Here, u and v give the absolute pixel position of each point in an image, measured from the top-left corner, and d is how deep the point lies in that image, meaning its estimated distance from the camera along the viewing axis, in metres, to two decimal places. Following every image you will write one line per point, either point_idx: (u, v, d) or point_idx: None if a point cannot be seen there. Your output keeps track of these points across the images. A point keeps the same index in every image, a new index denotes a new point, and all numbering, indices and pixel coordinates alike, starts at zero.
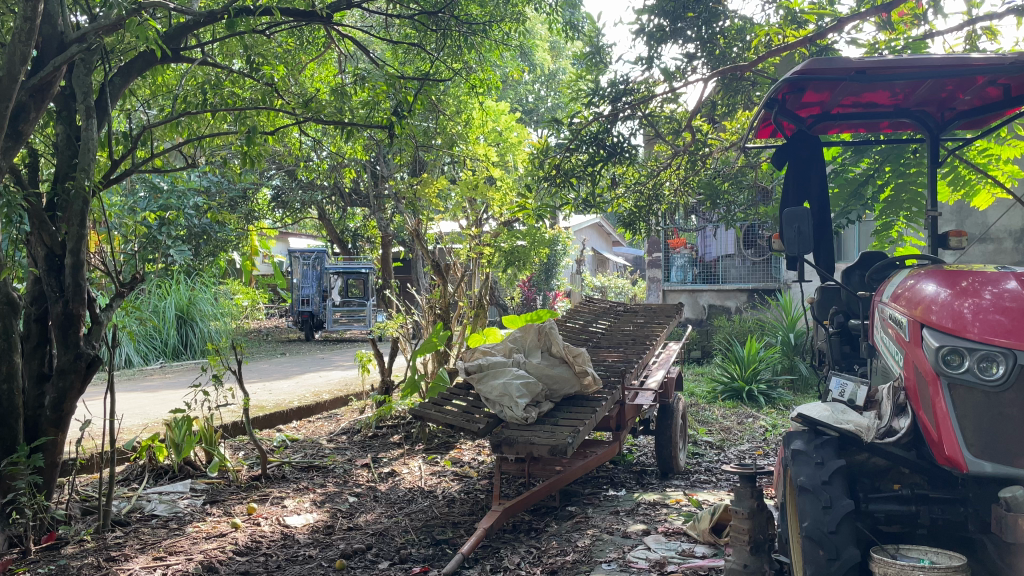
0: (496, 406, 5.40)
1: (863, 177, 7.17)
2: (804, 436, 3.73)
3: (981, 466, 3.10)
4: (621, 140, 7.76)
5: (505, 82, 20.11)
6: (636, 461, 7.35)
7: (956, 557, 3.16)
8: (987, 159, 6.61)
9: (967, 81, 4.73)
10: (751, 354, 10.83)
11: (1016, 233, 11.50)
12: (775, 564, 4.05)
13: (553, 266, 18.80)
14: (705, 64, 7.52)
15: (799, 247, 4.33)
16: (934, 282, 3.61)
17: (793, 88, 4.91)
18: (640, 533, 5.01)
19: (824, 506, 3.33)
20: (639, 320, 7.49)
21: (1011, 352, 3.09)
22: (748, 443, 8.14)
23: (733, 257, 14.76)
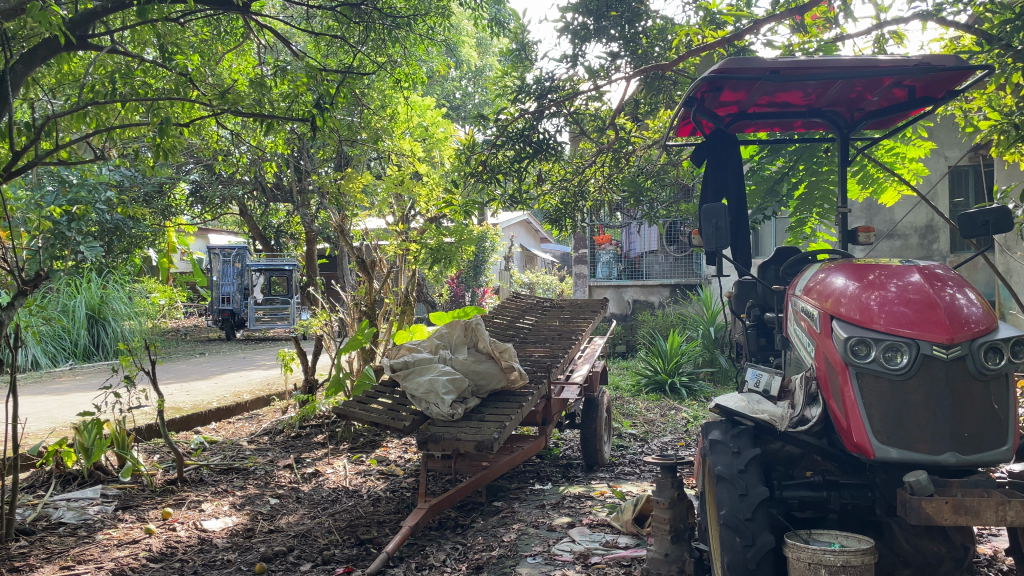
0: (422, 404, 5.32)
1: (778, 176, 7.40)
2: (721, 427, 3.82)
3: (886, 451, 3.23)
4: (547, 138, 7.79)
5: (431, 78, 20.00)
6: (562, 455, 7.42)
7: (864, 540, 3.28)
8: (894, 158, 6.90)
9: (875, 82, 4.94)
10: (673, 348, 11.08)
11: (920, 230, 12.09)
12: (694, 552, 4.15)
13: (481, 263, 18.83)
14: (628, 62, 7.63)
15: (716, 242, 4.44)
16: (843, 275, 3.76)
17: (711, 88, 5.04)
18: (565, 526, 5.06)
19: (741, 494, 3.41)
20: (565, 316, 7.55)
21: (914, 342, 3.25)
22: (670, 435, 8.33)
23: (657, 253, 15.08)
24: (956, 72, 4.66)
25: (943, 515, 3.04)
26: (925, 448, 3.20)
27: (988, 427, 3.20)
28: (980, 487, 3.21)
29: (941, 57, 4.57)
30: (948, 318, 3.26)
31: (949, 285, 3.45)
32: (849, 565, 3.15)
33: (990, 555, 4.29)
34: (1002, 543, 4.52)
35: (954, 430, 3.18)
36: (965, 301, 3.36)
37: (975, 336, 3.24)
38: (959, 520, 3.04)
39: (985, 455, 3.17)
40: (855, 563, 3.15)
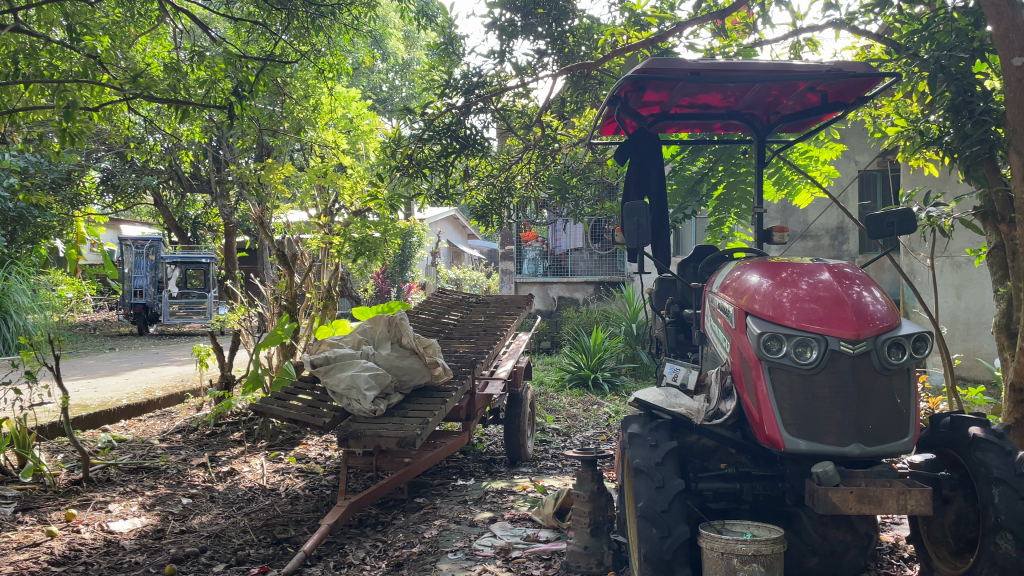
0: (343, 400, 5.23)
1: (698, 176, 7.55)
2: (640, 420, 3.88)
3: (796, 444, 3.34)
4: (474, 133, 7.73)
5: (358, 69, 19.68)
6: (486, 450, 7.43)
7: (774, 530, 3.39)
8: (808, 161, 7.14)
9: (790, 86, 5.10)
10: (596, 344, 11.24)
11: (832, 231, 12.58)
12: (613, 544, 4.22)
13: (407, 259, 18.67)
14: (555, 60, 7.66)
15: (638, 239, 4.50)
16: (757, 273, 3.87)
17: (635, 87, 5.10)
18: (487, 521, 5.07)
19: (658, 486, 3.47)
20: (490, 312, 7.55)
21: (823, 337, 3.37)
22: (592, 429, 8.43)
23: (582, 251, 15.25)
24: (866, 78, 4.86)
25: (848, 505, 3.17)
26: (832, 440, 3.32)
27: (890, 419, 3.34)
28: (882, 476, 3.36)
29: (852, 64, 4.76)
30: (854, 315, 3.40)
31: (856, 284, 3.59)
32: (760, 554, 3.24)
33: (891, 542, 4.49)
34: (902, 530, 4.74)
35: (859, 423, 3.31)
36: (871, 299, 3.51)
37: (880, 332, 3.38)
38: (863, 509, 3.17)
39: (886, 446, 3.31)
40: (766, 553, 3.24)
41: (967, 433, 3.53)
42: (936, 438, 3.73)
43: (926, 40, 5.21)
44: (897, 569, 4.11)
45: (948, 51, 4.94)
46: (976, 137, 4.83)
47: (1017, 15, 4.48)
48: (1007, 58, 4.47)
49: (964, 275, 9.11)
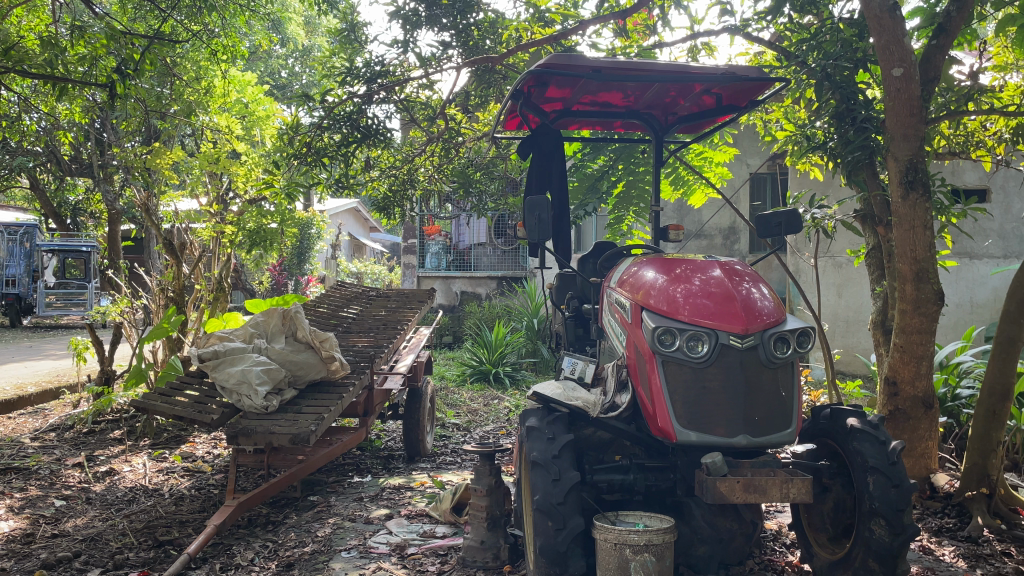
0: (232, 396, 5.02)
1: (599, 173, 7.65)
2: (538, 413, 3.89)
3: (686, 435, 3.42)
4: (376, 123, 7.55)
5: (256, 54, 19.00)
6: (384, 446, 7.31)
7: (665, 520, 3.46)
8: (703, 162, 7.36)
9: (687, 88, 5.23)
10: (498, 338, 11.28)
11: (725, 231, 13.05)
12: (510, 538, 4.22)
13: (306, 251, 18.17)
14: (459, 53, 7.59)
15: (539, 234, 4.51)
16: (653, 269, 3.95)
17: (538, 82, 5.11)
18: (383, 518, 4.98)
19: (554, 479, 3.48)
20: (390, 305, 7.41)
21: (714, 332, 3.46)
22: (492, 424, 8.44)
23: (485, 246, 15.27)
24: (757, 83, 5.04)
25: (735, 494, 3.27)
26: (721, 431, 3.41)
27: (775, 411, 3.47)
28: (767, 466, 3.48)
29: (745, 68, 4.92)
30: (743, 310, 3.51)
31: (745, 281, 3.72)
32: (651, 544, 3.31)
33: (775, 530, 4.68)
34: (784, 518, 4.95)
35: (745, 415, 3.43)
36: (759, 296, 3.64)
37: (767, 327, 3.50)
38: (749, 497, 3.27)
39: (771, 437, 3.44)
40: (657, 542, 3.31)
41: (845, 424, 3.71)
42: (817, 429, 3.90)
43: (814, 49, 5.45)
44: (780, 555, 4.28)
45: (834, 61, 5.18)
46: (857, 143, 5.07)
47: (897, 27, 4.71)
48: (887, 69, 4.72)
49: (844, 274, 9.63)
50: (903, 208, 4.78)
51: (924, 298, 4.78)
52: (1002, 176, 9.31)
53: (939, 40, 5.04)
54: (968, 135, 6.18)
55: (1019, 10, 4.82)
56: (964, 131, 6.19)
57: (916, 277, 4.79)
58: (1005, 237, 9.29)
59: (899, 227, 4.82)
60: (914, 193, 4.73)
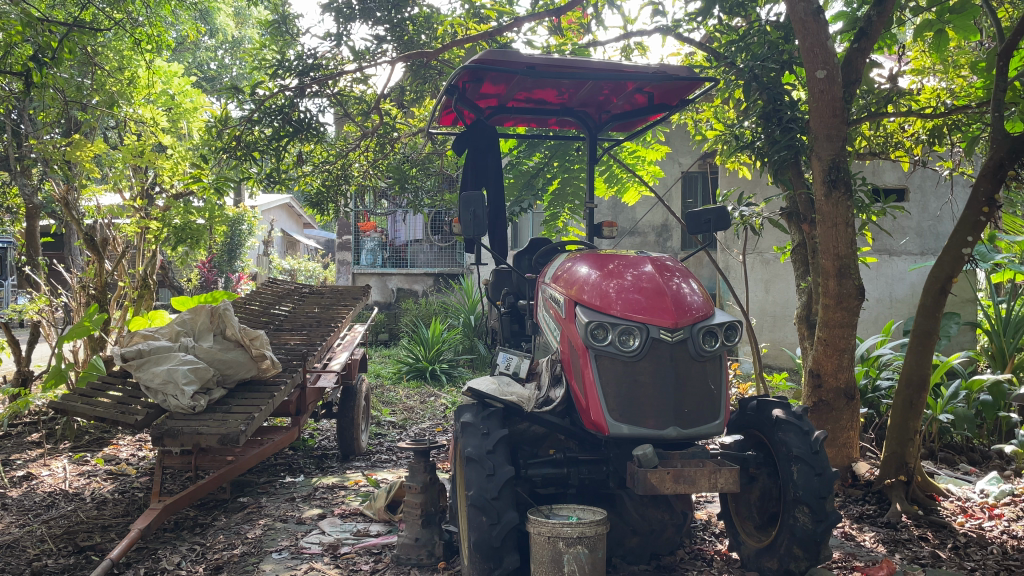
0: (158, 396, 4.86)
1: (534, 170, 7.70)
2: (472, 410, 3.88)
3: (619, 428, 3.47)
4: (308, 116, 7.38)
5: (184, 45, 18.46)
6: (317, 446, 7.20)
7: (598, 512, 3.50)
8: (636, 160, 7.47)
9: (620, 86, 5.30)
10: (435, 336, 11.23)
11: (658, 228, 13.28)
12: (445, 535, 4.21)
13: (237, 247, 17.73)
14: (394, 47, 7.53)
15: (474, 229, 4.50)
16: (587, 264, 3.99)
17: (473, 78, 5.11)
18: (316, 518, 4.91)
19: (489, 474, 3.48)
20: (324, 302, 7.30)
21: (645, 326, 3.52)
22: (429, 421, 8.40)
23: (422, 242, 15.20)
24: (688, 82, 5.13)
25: (665, 485, 3.33)
26: (652, 424, 3.47)
27: (705, 403, 3.55)
28: (696, 457, 3.56)
29: (676, 68, 5.01)
30: (673, 305, 3.58)
31: (676, 276, 3.79)
32: (584, 536, 3.34)
33: (705, 520, 4.79)
34: (714, 507, 5.07)
35: (676, 407, 3.49)
36: (688, 291, 3.72)
37: (696, 321, 3.58)
38: (678, 488, 3.34)
39: (701, 428, 3.52)
40: (590, 534, 3.35)
41: (770, 414, 3.82)
42: (744, 420, 4.01)
43: (742, 50, 5.59)
44: (709, 544, 4.37)
45: (761, 62, 5.32)
46: (784, 142, 5.23)
47: (821, 31, 4.86)
48: (812, 71, 4.87)
49: (772, 270, 9.92)
50: (827, 206, 4.94)
51: (846, 292, 4.95)
52: (919, 176, 9.76)
53: (860, 43, 5.23)
54: (888, 136, 6.44)
55: (934, 16, 5.03)
56: (884, 132, 6.43)
57: (838, 273, 4.96)
58: (922, 234, 9.71)
59: (822, 224, 4.98)
60: (837, 191, 4.90)
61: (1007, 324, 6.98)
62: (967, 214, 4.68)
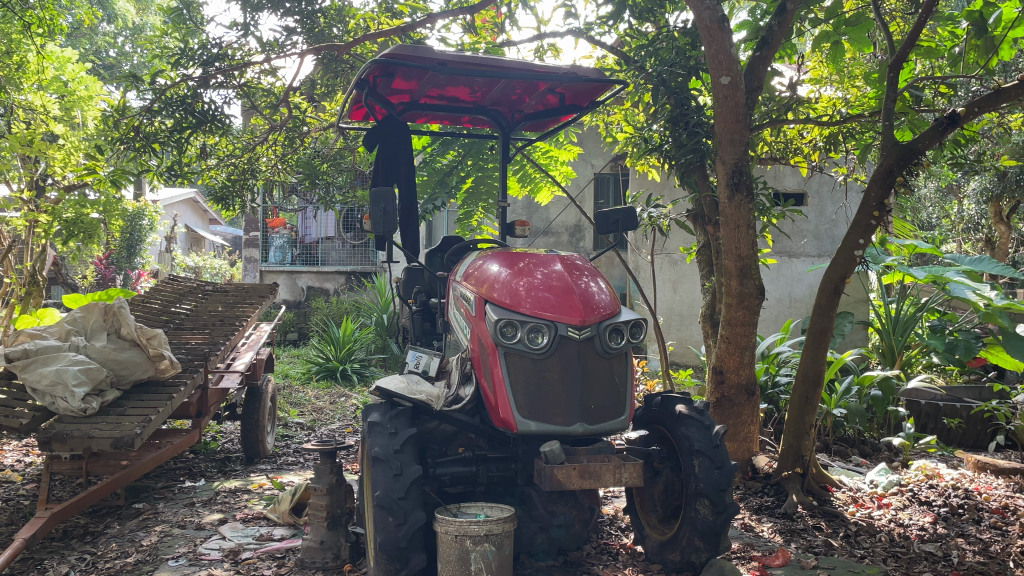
0: (45, 399, 4.55)
1: (448, 168, 7.66)
2: (380, 409, 3.78)
3: (527, 425, 3.48)
4: (212, 108, 7.08)
5: (80, 29, 17.52)
6: (220, 449, 6.96)
7: (505, 509, 3.50)
8: (549, 160, 7.53)
9: (532, 86, 5.33)
10: (346, 335, 11.03)
11: (571, 228, 13.45)
12: (351, 537, 4.14)
13: (137, 242, 16.92)
14: (304, 40, 7.35)
15: (384, 226, 4.42)
16: (497, 262, 3.98)
17: (384, 72, 5.03)
18: (216, 523, 4.74)
19: (395, 474, 3.43)
20: (228, 300, 7.03)
21: (554, 324, 3.54)
22: (338, 422, 8.24)
23: (333, 240, 14.92)
24: (598, 84, 5.20)
25: (571, 481, 3.36)
26: (559, 420, 3.50)
27: (610, 399, 3.61)
28: (602, 453, 3.62)
29: (587, 69, 5.06)
30: (581, 303, 3.61)
31: (584, 275, 3.83)
32: (491, 534, 3.34)
33: (612, 514, 4.87)
34: (621, 502, 5.16)
35: (583, 404, 3.53)
36: (596, 289, 3.76)
37: (602, 319, 3.63)
38: (584, 484, 3.38)
39: (606, 424, 3.57)
40: (497, 532, 3.35)
41: (674, 410, 3.91)
42: (649, 416, 4.10)
43: (651, 55, 5.67)
44: (615, 538, 4.45)
45: (668, 67, 5.44)
46: (690, 146, 5.42)
47: (725, 38, 5.01)
48: (716, 77, 5.00)
49: (679, 271, 10.20)
50: (730, 208, 5.10)
51: (747, 292, 5.12)
52: (817, 181, 10.21)
53: (762, 52, 5.41)
54: (788, 142, 6.74)
55: (831, 28, 5.25)
56: (784, 138, 6.71)
57: (740, 274, 5.12)
58: (819, 237, 10.15)
59: (726, 226, 5.14)
60: (739, 194, 5.07)
61: (896, 323, 7.38)
62: (860, 218, 4.90)
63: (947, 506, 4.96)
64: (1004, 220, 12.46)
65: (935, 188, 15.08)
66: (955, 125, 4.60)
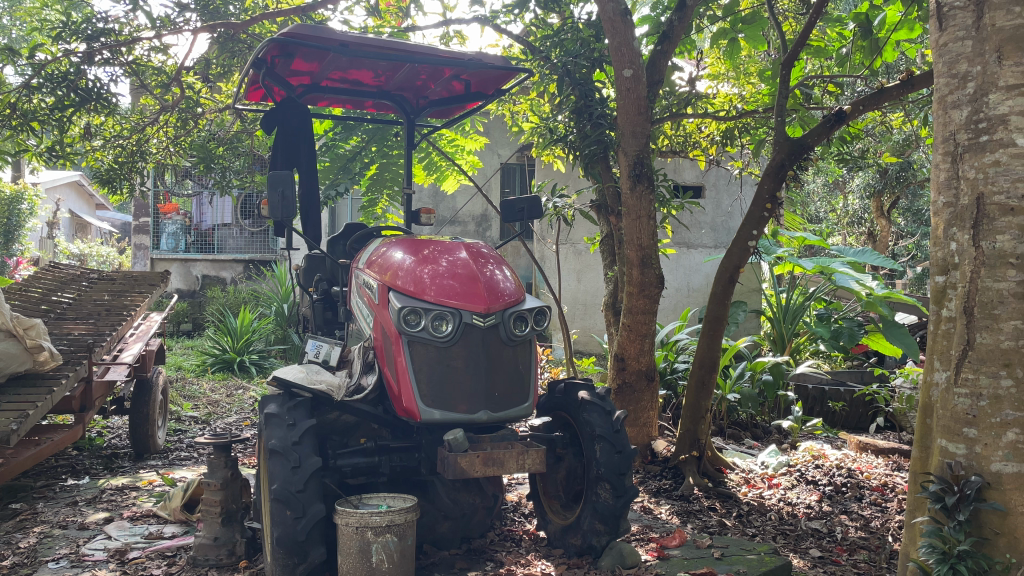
0: None
1: (351, 154, 7.47)
2: (278, 400, 3.64)
3: (431, 414, 3.45)
4: (98, 86, 6.65)
5: None
6: (106, 445, 6.61)
7: (408, 499, 3.46)
8: (455, 149, 7.48)
9: (437, 72, 5.28)
10: (244, 325, 10.66)
11: (477, 218, 13.45)
12: (247, 532, 4.01)
13: (16, 228, 15.79)
14: (197, 17, 6.99)
15: (283, 211, 4.26)
16: (401, 249, 3.90)
17: (282, 52, 4.86)
18: (101, 522, 4.49)
19: (294, 466, 3.33)
20: (114, 288, 6.62)
21: (458, 312, 3.51)
22: (235, 416, 7.95)
23: (231, 227, 14.41)
24: (504, 71, 5.17)
25: (475, 468, 3.35)
26: (463, 408, 3.49)
27: (515, 386, 3.62)
28: (506, 440, 3.62)
29: (492, 57, 5.02)
30: (486, 290, 3.60)
31: (489, 263, 3.81)
32: (393, 524, 3.29)
33: (515, 501, 4.89)
34: (524, 489, 5.20)
35: (488, 391, 3.53)
36: (501, 277, 3.76)
37: (507, 307, 3.63)
38: (488, 471, 3.38)
39: (510, 411, 3.58)
40: (399, 522, 3.30)
41: (576, 396, 3.96)
42: (552, 402, 4.14)
43: (556, 45, 5.69)
44: (518, 524, 4.48)
45: (573, 58, 5.52)
46: (593, 138, 5.49)
47: (628, 31, 5.09)
48: (619, 69, 5.08)
49: (583, 261, 10.37)
50: (632, 199, 5.19)
51: (648, 281, 5.23)
52: (714, 175, 10.58)
53: (663, 46, 5.53)
54: (687, 136, 6.93)
55: (728, 25, 5.41)
56: (683, 132, 6.88)
57: (641, 263, 5.23)
58: (715, 229, 10.55)
59: (628, 216, 5.23)
60: (640, 185, 5.16)
61: (786, 311, 7.69)
62: (754, 209, 5.08)
63: (832, 485, 5.24)
64: (884, 214, 13.22)
65: (823, 182, 15.80)
66: (842, 122, 4.83)
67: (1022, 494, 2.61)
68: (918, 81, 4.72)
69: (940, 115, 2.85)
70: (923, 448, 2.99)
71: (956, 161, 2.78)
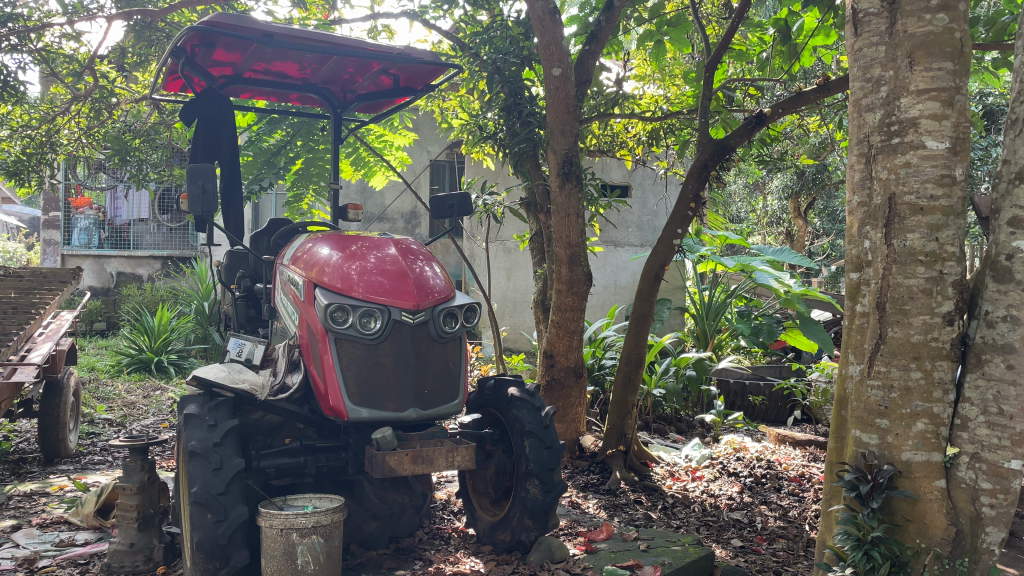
0: None
1: (276, 148, 7.36)
2: (198, 400, 3.51)
3: (359, 412, 3.40)
4: (4, 74, 6.29)
5: None
6: (13, 450, 6.28)
7: (335, 500, 3.40)
8: (383, 145, 7.39)
9: (365, 65, 5.20)
10: (162, 324, 10.29)
11: (406, 215, 13.36)
12: (165, 537, 3.87)
13: None
14: (112, 3, 6.71)
15: (202, 206, 4.12)
16: (328, 245, 3.82)
17: (202, 41, 4.72)
18: (7, 530, 4.27)
19: (215, 468, 3.24)
20: (21, 286, 6.26)
21: (387, 309, 3.47)
22: (152, 417, 7.67)
23: (148, 222, 13.90)
24: (433, 67, 5.12)
25: (403, 466, 3.32)
26: (391, 406, 3.45)
27: (444, 383, 3.60)
28: (435, 438, 3.60)
29: (421, 51, 4.96)
30: (414, 287, 3.56)
31: (418, 260, 3.77)
32: (319, 525, 3.23)
33: (444, 499, 4.87)
34: (453, 486, 5.18)
35: (417, 389, 3.50)
36: (431, 274, 3.72)
37: (436, 303, 3.60)
38: (416, 468, 3.35)
39: (439, 408, 3.56)
40: (325, 523, 3.24)
41: (506, 393, 3.97)
42: (482, 399, 4.13)
43: (485, 42, 5.66)
44: (447, 522, 4.46)
45: (503, 55, 5.51)
46: (523, 136, 5.51)
47: (556, 29, 5.11)
48: (548, 68, 5.10)
49: (512, 258, 10.42)
50: (561, 197, 5.23)
51: (576, 279, 5.28)
52: (640, 175, 10.77)
53: (591, 46, 5.58)
54: (614, 136, 7.04)
55: (654, 28, 5.49)
56: (610, 132, 6.99)
57: (570, 260, 5.27)
58: (642, 227, 10.76)
59: (556, 214, 5.26)
60: (569, 183, 5.21)
61: (709, 308, 7.90)
62: (678, 208, 5.18)
63: (752, 476, 5.40)
64: (801, 215, 13.70)
65: (744, 184, 16.32)
66: (762, 124, 4.97)
67: (930, 482, 2.74)
68: (834, 86, 4.88)
69: (855, 118, 2.97)
70: (838, 439, 3.10)
71: (869, 162, 2.92)
